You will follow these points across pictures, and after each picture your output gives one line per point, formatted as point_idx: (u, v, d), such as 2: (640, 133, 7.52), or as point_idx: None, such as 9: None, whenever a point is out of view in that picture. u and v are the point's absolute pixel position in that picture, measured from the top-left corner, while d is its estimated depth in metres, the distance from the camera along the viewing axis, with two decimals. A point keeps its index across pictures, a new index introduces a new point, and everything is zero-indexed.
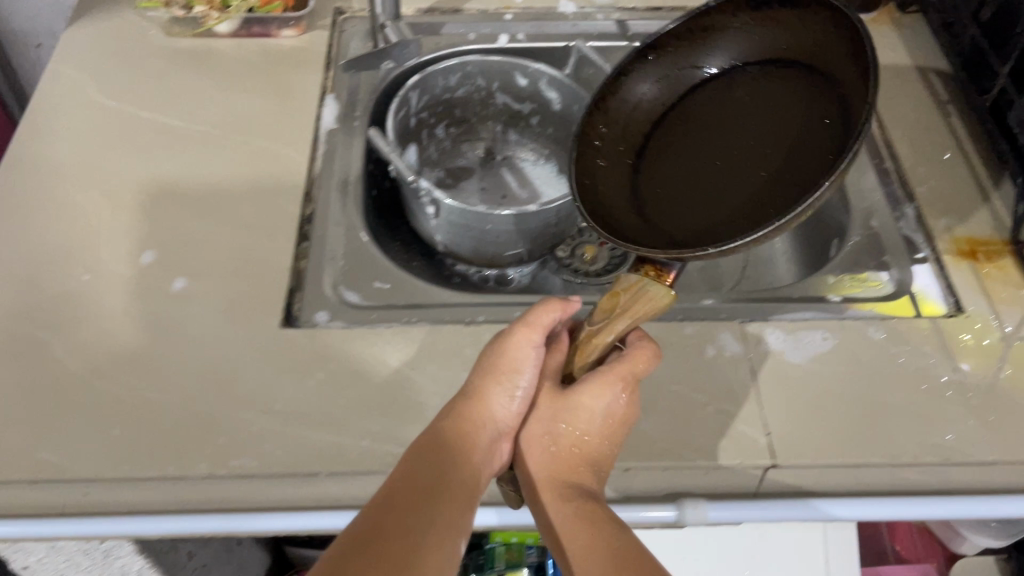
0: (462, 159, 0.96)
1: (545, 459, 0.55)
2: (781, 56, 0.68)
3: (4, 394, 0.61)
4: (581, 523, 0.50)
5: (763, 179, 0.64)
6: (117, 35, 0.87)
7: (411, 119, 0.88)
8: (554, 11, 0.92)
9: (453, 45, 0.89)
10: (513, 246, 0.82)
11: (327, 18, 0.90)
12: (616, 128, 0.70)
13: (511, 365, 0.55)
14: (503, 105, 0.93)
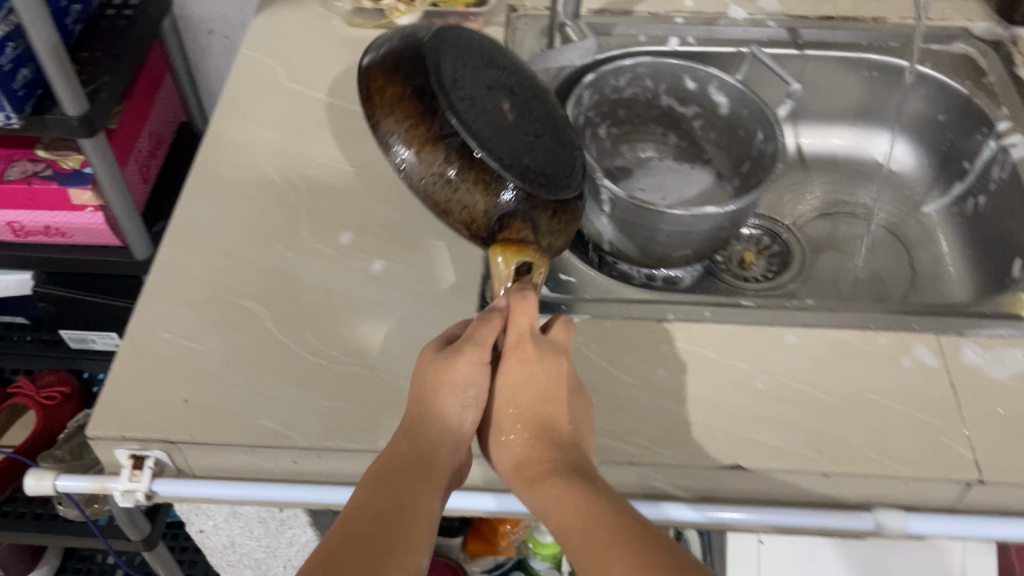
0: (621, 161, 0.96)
1: (510, 442, 0.57)
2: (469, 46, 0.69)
3: (222, 360, 0.63)
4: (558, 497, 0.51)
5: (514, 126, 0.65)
6: (305, 24, 0.90)
7: (581, 116, 0.89)
8: (725, 17, 0.93)
9: (626, 47, 0.90)
10: (681, 247, 0.82)
11: (502, 15, 0.92)
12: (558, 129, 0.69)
13: (448, 380, 0.56)
14: (667, 107, 0.94)
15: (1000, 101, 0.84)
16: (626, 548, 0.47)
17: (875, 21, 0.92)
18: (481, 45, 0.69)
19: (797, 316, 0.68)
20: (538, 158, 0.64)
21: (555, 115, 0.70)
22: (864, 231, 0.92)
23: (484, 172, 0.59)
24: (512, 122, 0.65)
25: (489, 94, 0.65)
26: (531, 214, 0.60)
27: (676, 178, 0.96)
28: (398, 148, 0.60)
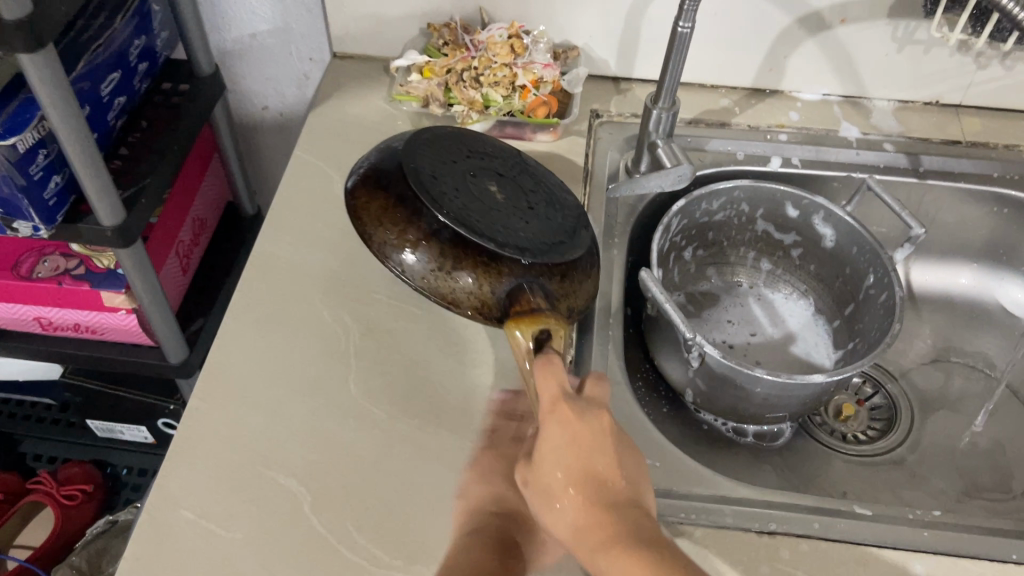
0: (707, 287, 0.87)
1: (561, 513, 0.48)
2: (442, 134, 0.64)
3: (250, 552, 0.55)
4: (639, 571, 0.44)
5: (517, 206, 0.60)
6: (367, 123, 0.82)
7: (666, 244, 0.80)
8: (834, 135, 0.83)
9: (721, 166, 0.80)
10: (775, 411, 0.72)
11: (584, 123, 0.83)
12: (562, 201, 0.64)
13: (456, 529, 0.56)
14: (762, 232, 0.84)
15: None
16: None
17: (1007, 149, 0.81)
18: (449, 137, 0.64)
19: (923, 536, 0.57)
20: (534, 229, 0.58)
21: (554, 192, 0.65)
22: (984, 390, 0.80)
23: (481, 257, 0.53)
24: (508, 203, 0.60)
25: (473, 177, 0.60)
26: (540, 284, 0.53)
27: (767, 309, 0.86)
28: (390, 252, 0.54)
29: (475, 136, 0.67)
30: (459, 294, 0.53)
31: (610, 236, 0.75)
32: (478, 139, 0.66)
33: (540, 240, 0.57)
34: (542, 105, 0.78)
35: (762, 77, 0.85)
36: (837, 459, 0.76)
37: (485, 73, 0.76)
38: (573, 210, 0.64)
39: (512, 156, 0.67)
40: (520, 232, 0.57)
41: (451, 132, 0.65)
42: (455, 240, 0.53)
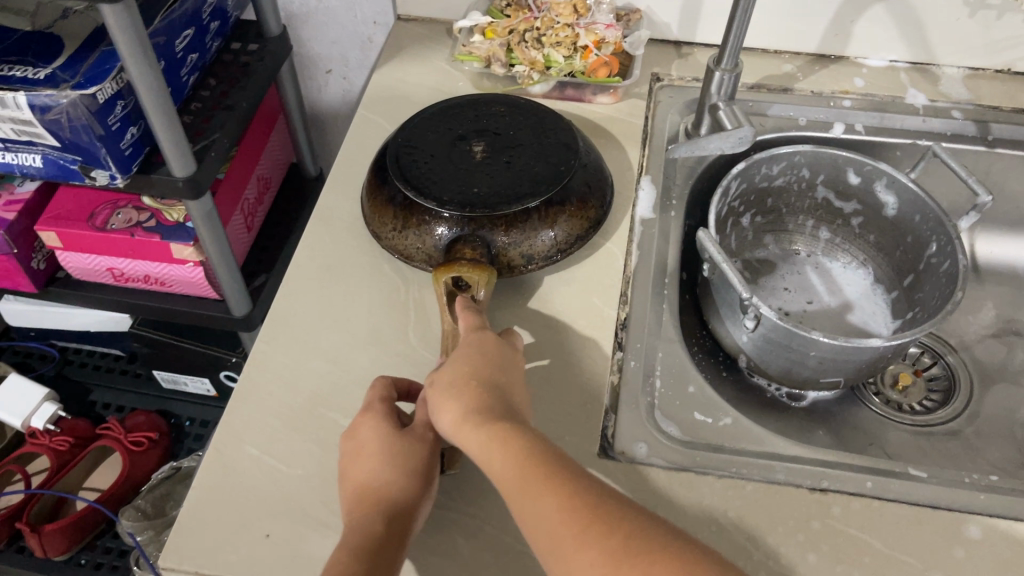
0: (763, 254, 0.86)
1: (442, 411, 0.53)
2: (466, 103, 0.74)
3: (314, 488, 0.57)
4: (523, 462, 0.49)
5: (494, 162, 0.67)
6: (429, 83, 0.83)
7: (725, 208, 0.80)
8: (900, 102, 0.81)
9: (783, 130, 0.80)
10: (831, 375, 0.71)
11: (644, 87, 0.83)
12: (564, 143, 0.69)
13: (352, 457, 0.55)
14: (822, 199, 0.83)
15: None
16: (559, 491, 0.48)
17: None
18: (458, 107, 0.73)
19: (981, 499, 0.57)
20: (498, 179, 0.65)
21: (557, 136, 0.70)
22: None
23: (421, 215, 0.63)
24: (486, 160, 0.67)
25: (456, 143, 0.69)
26: (482, 237, 0.63)
27: (824, 278, 0.85)
28: (373, 225, 0.67)
29: (510, 99, 0.75)
30: (411, 249, 0.65)
31: (667, 197, 0.75)
32: (494, 104, 0.74)
33: (496, 190, 0.64)
34: (602, 65, 0.77)
35: (826, 43, 0.84)
36: (891, 428, 0.76)
37: (547, 33, 0.77)
38: (566, 151, 0.68)
39: (531, 107, 0.74)
40: (475, 187, 0.65)
41: (462, 102, 0.74)
42: (405, 204, 0.65)
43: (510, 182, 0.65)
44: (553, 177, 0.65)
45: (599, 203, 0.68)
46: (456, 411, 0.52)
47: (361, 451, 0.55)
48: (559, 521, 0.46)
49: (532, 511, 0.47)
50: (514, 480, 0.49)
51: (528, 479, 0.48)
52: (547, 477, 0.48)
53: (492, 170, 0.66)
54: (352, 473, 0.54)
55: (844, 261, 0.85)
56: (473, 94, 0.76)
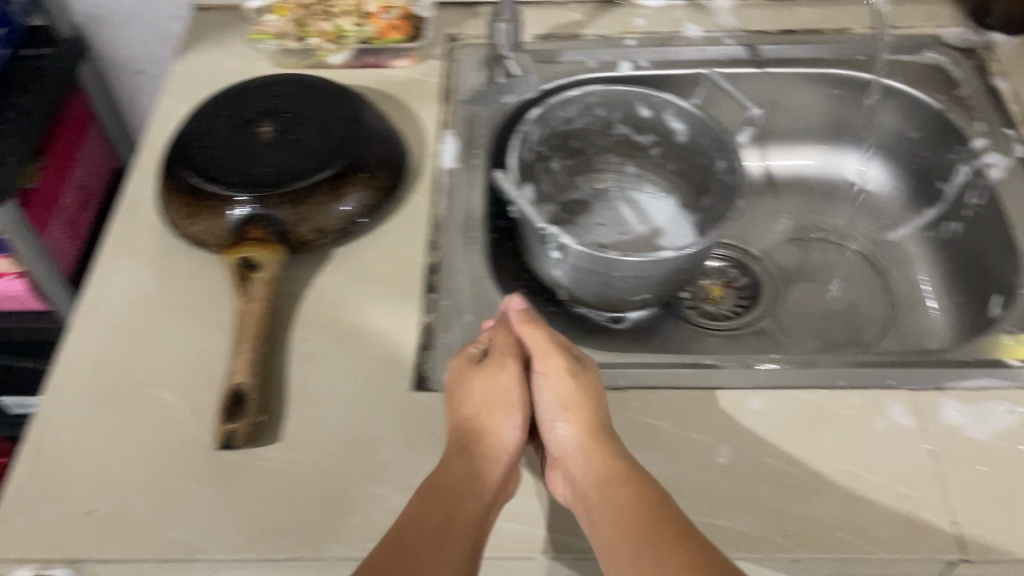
0: (577, 194, 0.91)
1: (581, 413, 0.58)
2: (254, 84, 0.76)
3: (132, 461, 0.58)
4: (637, 478, 0.54)
5: (281, 142, 0.70)
6: (229, 66, 0.84)
7: (530, 153, 0.84)
8: (679, 36, 0.87)
9: (575, 74, 0.85)
10: (640, 292, 0.76)
11: (440, 48, 0.87)
12: (350, 119, 0.73)
13: (496, 401, 0.60)
14: (622, 135, 0.89)
15: (978, 117, 0.79)
16: (699, 547, 0.49)
17: (839, 34, 0.87)
18: (246, 90, 0.76)
19: (762, 375, 0.62)
20: (285, 159, 0.69)
21: (343, 111, 0.73)
22: (838, 260, 0.86)
23: (209, 200, 0.66)
24: (274, 141, 0.70)
25: (243, 126, 0.71)
26: (271, 216, 0.66)
27: (635, 209, 0.91)
28: (167, 216, 0.70)
29: (297, 77, 0.77)
30: (203, 236, 0.67)
31: (470, 146, 0.79)
32: (286, 83, 0.76)
33: (282, 170, 0.68)
34: (393, 28, 0.81)
35: None
36: (706, 338, 0.81)
37: (335, 5, 0.81)
38: (352, 127, 0.72)
39: (317, 83, 0.77)
40: (262, 168, 0.68)
41: (252, 85, 0.76)
42: (193, 191, 0.67)
43: (298, 160, 0.69)
44: (338, 152, 0.69)
45: (390, 173, 0.73)
46: (580, 422, 0.58)
47: (492, 383, 0.60)
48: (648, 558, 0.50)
49: (608, 526, 0.52)
50: (615, 498, 0.53)
51: (646, 526, 0.51)
52: (653, 503, 0.52)
53: (278, 150, 0.70)
54: (478, 412, 0.58)
55: (650, 190, 0.91)
56: (263, 75, 0.78)
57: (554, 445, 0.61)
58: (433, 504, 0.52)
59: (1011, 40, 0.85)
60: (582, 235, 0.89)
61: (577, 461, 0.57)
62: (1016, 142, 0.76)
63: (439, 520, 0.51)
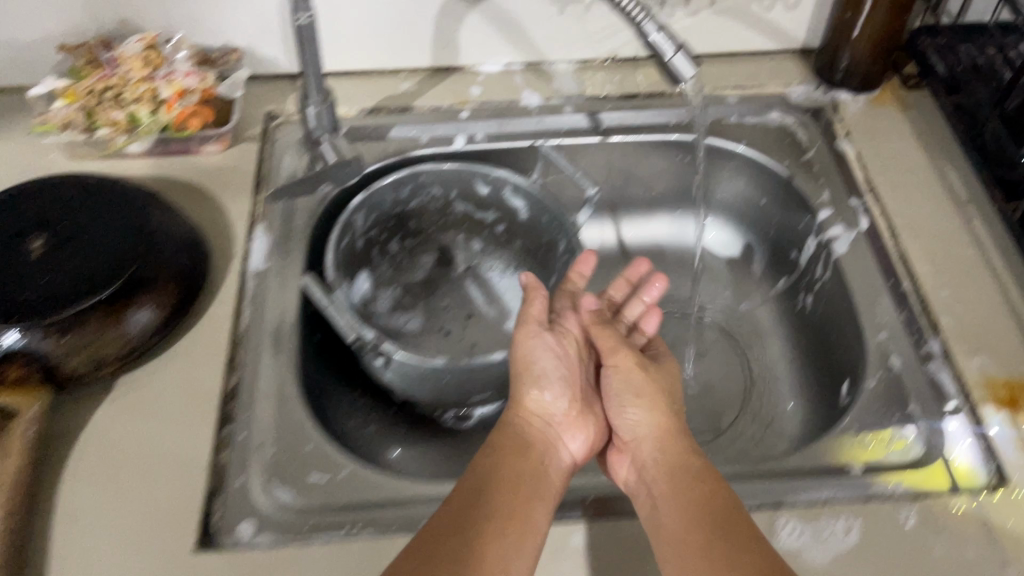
0: (422, 272, 0.85)
1: (642, 411, 0.63)
2: (25, 189, 0.67)
3: None
4: (701, 476, 0.55)
5: (51, 259, 0.61)
6: (15, 159, 0.75)
7: (359, 241, 0.78)
8: (517, 105, 0.82)
9: (404, 152, 0.79)
10: (477, 394, 0.71)
11: (257, 128, 0.80)
12: (138, 228, 0.65)
13: (532, 368, 0.66)
14: (463, 213, 0.83)
15: (824, 185, 0.76)
16: (732, 508, 0.52)
17: (683, 96, 0.82)
18: (16, 195, 0.66)
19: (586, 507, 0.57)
20: (54, 282, 0.60)
21: (130, 219, 0.65)
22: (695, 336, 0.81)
23: None
24: (45, 257, 0.61)
25: (7, 241, 0.62)
26: (34, 352, 0.57)
27: (484, 289, 0.84)
28: None
29: (80, 176, 0.69)
30: None
31: (284, 242, 0.72)
32: (66, 186, 0.67)
33: (50, 295, 0.59)
34: (194, 116, 0.73)
35: (438, 56, 0.83)
36: None
37: (125, 91, 0.72)
38: (137, 238, 0.64)
39: (104, 185, 0.69)
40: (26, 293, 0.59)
41: (23, 189, 0.67)
42: None
43: (71, 281, 0.60)
44: (119, 269, 0.61)
45: (184, 286, 0.65)
46: (646, 410, 0.63)
47: (535, 362, 0.66)
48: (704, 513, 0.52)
49: (668, 510, 0.54)
50: (692, 486, 0.55)
51: (710, 502, 0.53)
52: (708, 487, 0.54)
53: (48, 269, 0.61)
54: (522, 387, 0.65)
55: (499, 266, 0.85)
56: (41, 177, 0.69)
57: (620, 429, 0.64)
58: (497, 471, 0.56)
59: (856, 98, 0.81)
60: (424, 319, 0.82)
61: (644, 440, 0.62)
62: (862, 213, 0.73)
63: (507, 480, 0.56)
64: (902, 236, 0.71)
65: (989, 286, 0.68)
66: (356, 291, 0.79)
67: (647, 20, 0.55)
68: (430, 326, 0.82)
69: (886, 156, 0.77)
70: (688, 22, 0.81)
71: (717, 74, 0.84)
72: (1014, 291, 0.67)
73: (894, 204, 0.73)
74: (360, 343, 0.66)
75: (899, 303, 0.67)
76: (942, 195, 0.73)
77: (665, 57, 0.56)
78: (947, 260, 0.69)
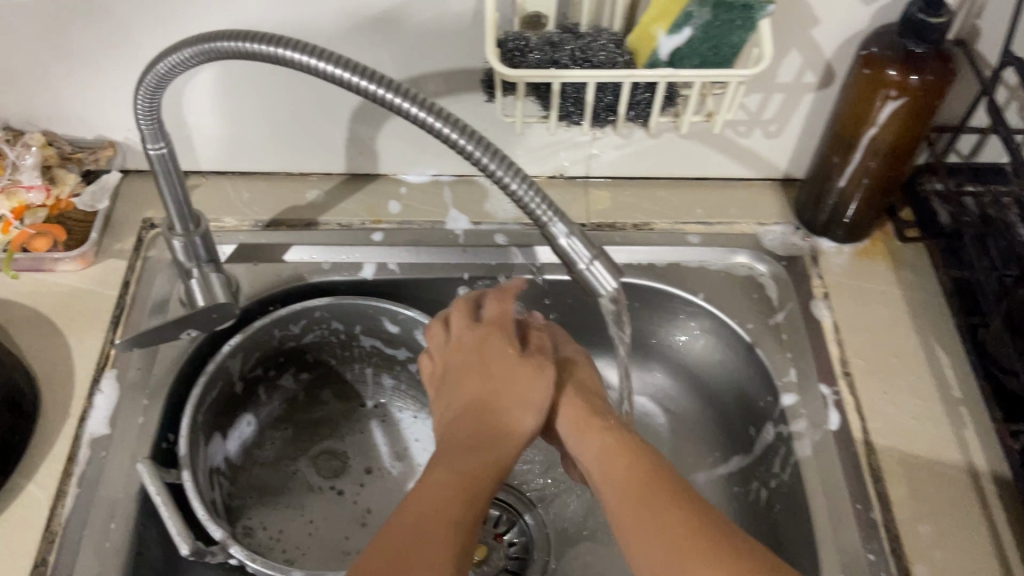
0: (335, 402, 0.73)
1: (571, 406, 0.54)
2: None
3: None
4: (619, 449, 0.50)
5: None
6: None
7: (237, 384, 0.66)
8: (440, 228, 0.69)
9: (299, 281, 0.66)
10: None
11: (129, 239, 0.67)
12: None
13: (522, 400, 0.53)
14: (371, 347, 0.71)
15: (792, 359, 0.63)
16: (650, 462, 0.48)
17: (637, 230, 0.70)
18: None
19: None
20: None
21: None
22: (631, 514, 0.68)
23: None
24: None
25: None
26: None
27: (391, 435, 0.72)
28: None
29: None
30: None
31: (135, 395, 0.60)
32: None
33: None
34: (40, 236, 0.63)
35: (353, 161, 0.71)
36: None
37: None
38: None
39: None
40: None
41: None
42: None
43: None
44: None
45: None
46: (579, 411, 0.54)
47: (497, 378, 0.53)
48: (630, 476, 0.48)
49: (611, 473, 0.49)
50: (608, 450, 0.50)
51: (635, 460, 0.49)
52: (633, 458, 0.49)
53: None
54: (499, 404, 0.52)
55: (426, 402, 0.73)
56: None
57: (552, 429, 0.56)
58: (433, 488, 0.47)
59: (840, 247, 0.69)
60: (319, 461, 0.70)
61: (567, 412, 0.54)
62: (832, 406, 0.60)
63: (456, 480, 0.48)
64: (876, 443, 0.59)
65: (978, 521, 0.55)
66: (232, 439, 0.67)
67: (555, 221, 0.43)
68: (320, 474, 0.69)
69: (868, 330, 0.64)
70: (647, 143, 0.69)
71: (679, 205, 0.72)
72: (1009, 534, 0.55)
73: (870, 398, 0.61)
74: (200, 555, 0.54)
75: (867, 533, 0.55)
76: (929, 392, 0.61)
77: (577, 265, 0.44)
78: (928, 482, 0.57)
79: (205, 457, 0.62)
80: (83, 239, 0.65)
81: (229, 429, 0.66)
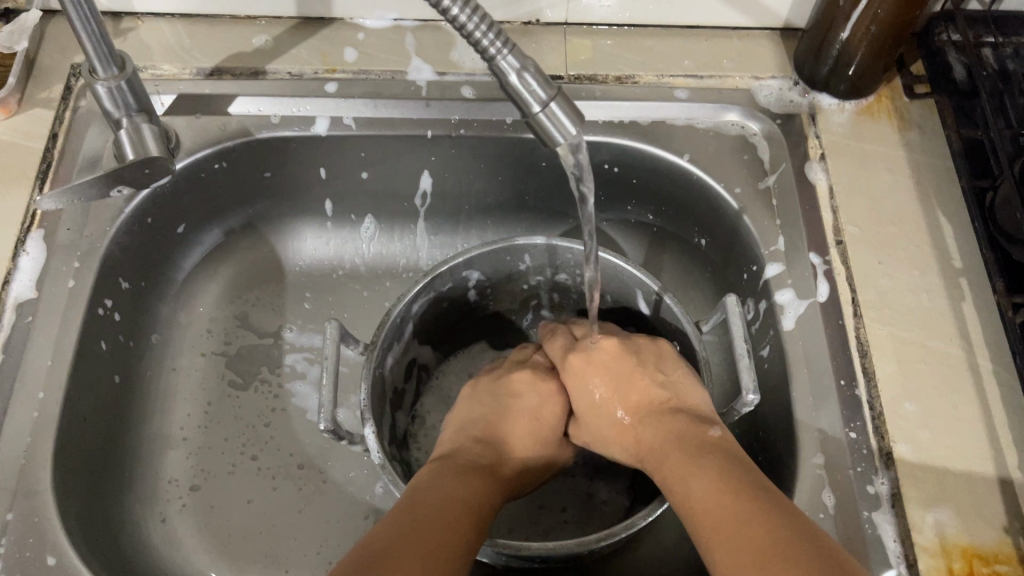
0: (311, 260, 0.69)
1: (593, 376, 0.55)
2: None
3: None
4: (685, 461, 0.47)
5: None
6: None
7: (444, 300, 0.63)
8: (401, 78, 0.63)
9: (247, 135, 0.61)
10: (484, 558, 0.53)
11: (57, 86, 0.61)
12: None
13: (525, 412, 0.56)
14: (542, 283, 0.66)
15: (782, 226, 0.58)
16: (753, 509, 0.41)
17: (619, 83, 0.63)
18: None
19: None
20: None
21: None
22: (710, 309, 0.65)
23: None
24: None
25: None
26: None
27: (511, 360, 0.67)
28: None
29: None
30: None
31: (66, 256, 0.55)
32: None
33: None
34: None
35: (305, 3, 0.64)
36: (532, 531, 0.60)
37: None
38: None
39: None
40: None
41: None
42: None
43: None
44: None
45: None
46: (622, 397, 0.54)
47: (532, 416, 0.56)
48: (750, 545, 0.40)
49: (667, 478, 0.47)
50: (717, 506, 0.43)
51: (746, 527, 0.41)
52: (720, 463, 0.46)
53: None
54: (507, 428, 0.55)
55: (421, 239, 0.70)
56: None
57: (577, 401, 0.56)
58: (429, 488, 0.47)
59: (841, 105, 0.63)
60: (309, 340, 0.67)
61: (583, 402, 0.56)
62: (821, 277, 0.56)
63: (468, 474, 0.49)
64: (866, 316, 0.54)
65: (969, 399, 0.51)
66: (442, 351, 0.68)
67: (506, 55, 0.36)
68: (298, 356, 0.66)
69: (865, 196, 0.59)
70: None
71: (667, 56, 0.65)
72: (1001, 413, 0.51)
73: (863, 268, 0.56)
74: (335, 433, 0.51)
75: (849, 412, 0.51)
76: (928, 263, 0.56)
77: (531, 108, 0.38)
78: (919, 357, 0.53)
79: (408, 353, 0.62)
80: (1, 84, 0.59)
81: (442, 338, 0.67)
